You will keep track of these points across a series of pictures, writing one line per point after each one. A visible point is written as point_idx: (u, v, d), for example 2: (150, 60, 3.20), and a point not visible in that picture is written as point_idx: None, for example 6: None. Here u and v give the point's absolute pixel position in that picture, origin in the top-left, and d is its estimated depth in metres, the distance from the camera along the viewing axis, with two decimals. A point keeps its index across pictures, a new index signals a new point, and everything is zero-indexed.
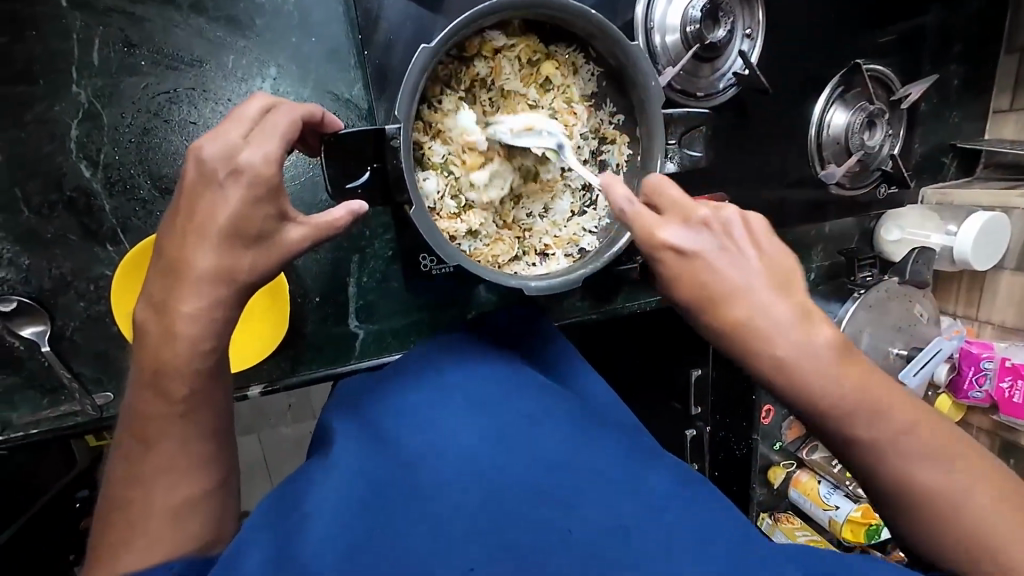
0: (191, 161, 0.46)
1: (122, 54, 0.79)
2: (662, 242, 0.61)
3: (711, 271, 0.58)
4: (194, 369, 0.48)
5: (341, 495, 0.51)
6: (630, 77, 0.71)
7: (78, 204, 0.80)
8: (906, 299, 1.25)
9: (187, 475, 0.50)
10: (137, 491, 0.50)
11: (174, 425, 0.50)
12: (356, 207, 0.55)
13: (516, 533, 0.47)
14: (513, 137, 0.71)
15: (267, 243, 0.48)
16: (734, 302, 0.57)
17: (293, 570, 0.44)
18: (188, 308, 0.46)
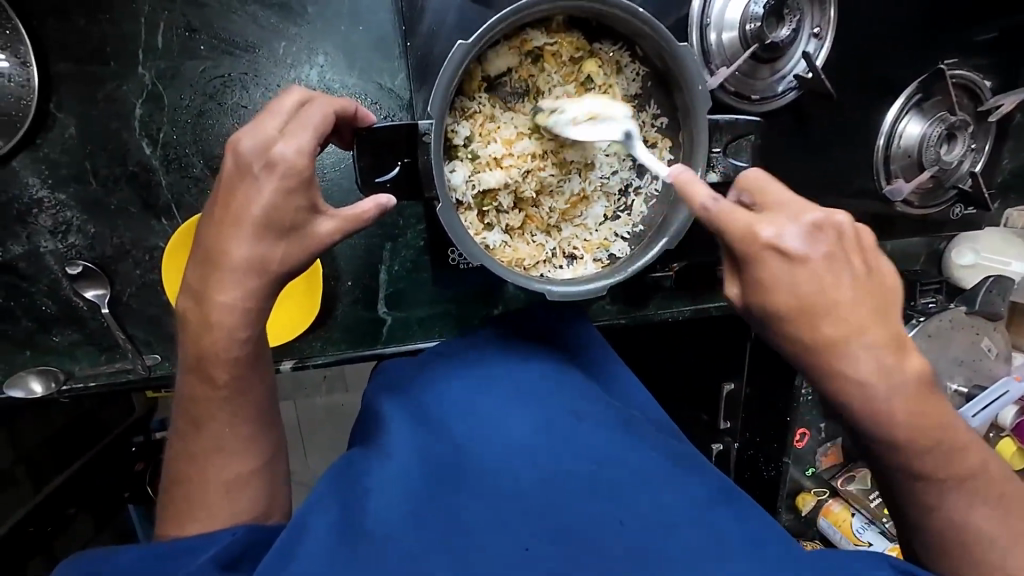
0: (229, 152, 0.47)
1: (184, 38, 0.83)
2: (764, 242, 0.50)
3: (816, 280, 0.49)
4: (230, 355, 0.50)
5: (400, 473, 0.58)
6: (676, 78, 0.68)
7: (139, 178, 0.86)
8: (973, 331, 1.14)
9: (235, 455, 0.54)
10: (192, 468, 0.53)
11: (214, 406, 0.52)
12: (385, 201, 0.55)
13: (567, 521, 0.52)
14: (574, 127, 0.68)
15: (299, 235, 0.49)
16: (830, 319, 0.49)
17: (361, 537, 0.50)
18: (224, 298, 0.48)
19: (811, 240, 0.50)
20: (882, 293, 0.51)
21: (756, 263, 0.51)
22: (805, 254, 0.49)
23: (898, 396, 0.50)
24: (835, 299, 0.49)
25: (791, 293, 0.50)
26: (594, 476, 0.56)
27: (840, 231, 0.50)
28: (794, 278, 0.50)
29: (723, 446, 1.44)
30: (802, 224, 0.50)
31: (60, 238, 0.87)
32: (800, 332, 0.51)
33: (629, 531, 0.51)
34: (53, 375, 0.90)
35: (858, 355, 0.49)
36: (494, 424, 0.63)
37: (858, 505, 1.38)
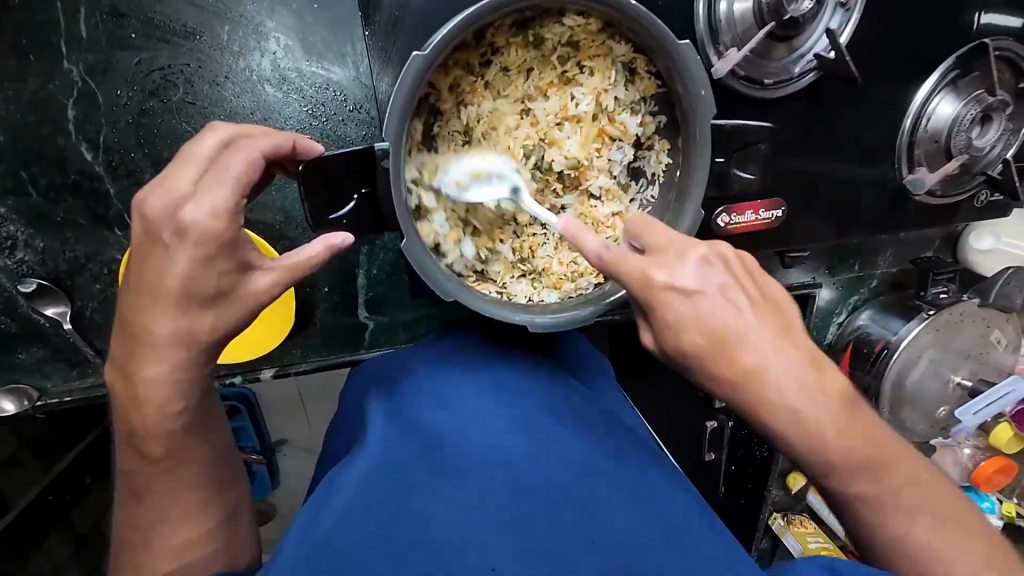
0: (137, 216, 0.40)
1: (111, 25, 0.72)
2: (661, 285, 0.51)
3: (714, 310, 0.51)
4: (169, 430, 0.46)
5: (370, 470, 0.54)
6: (672, 76, 0.58)
7: (83, 187, 0.78)
8: (983, 324, 1.10)
9: (186, 519, 0.50)
10: (138, 534, 0.50)
11: (159, 478, 0.49)
12: (334, 241, 0.48)
13: (543, 534, 0.49)
14: (461, 192, 0.60)
15: (229, 300, 0.43)
16: (747, 347, 0.51)
17: (321, 549, 0.47)
18: (153, 373, 0.43)
19: (727, 294, 0.51)
20: (778, 309, 0.53)
21: (659, 302, 0.52)
22: (703, 289, 0.51)
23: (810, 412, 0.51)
24: (727, 327, 0.51)
25: (701, 328, 0.51)
26: (577, 486, 0.53)
27: (723, 256, 0.53)
28: (702, 316, 0.51)
29: (717, 423, 1.41)
30: (689, 260, 0.52)
31: (8, 254, 0.80)
32: (714, 362, 0.52)
33: (608, 552, 0.49)
34: (26, 393, 0.87)
35: (721, 320, 0.51)
36: (472, 420, 0.59)
37: None
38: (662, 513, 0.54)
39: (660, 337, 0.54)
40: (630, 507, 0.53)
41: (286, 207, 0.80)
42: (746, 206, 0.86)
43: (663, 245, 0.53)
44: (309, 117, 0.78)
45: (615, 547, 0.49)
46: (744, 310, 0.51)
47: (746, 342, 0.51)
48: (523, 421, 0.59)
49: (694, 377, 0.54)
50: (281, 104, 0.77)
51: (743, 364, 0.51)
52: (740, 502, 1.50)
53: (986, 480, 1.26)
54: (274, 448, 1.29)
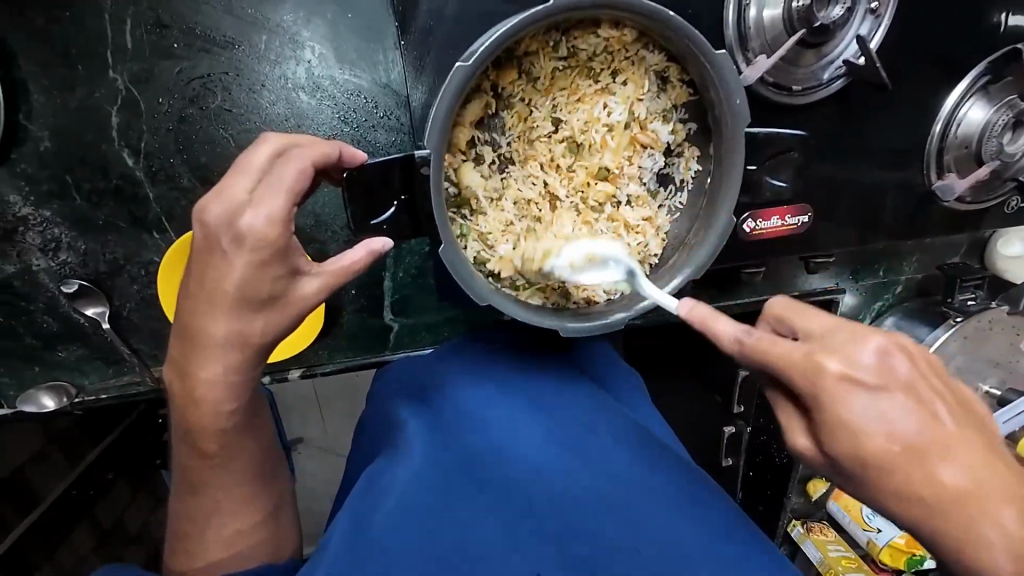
0: (196, 222, 0.42)
1: (155, 35, 0.74)
2: (830, 378, 0.41)
3: (900, 423, 0.40)
4: (222, 428, 0.48)
5: (410, 471, 0.55)
6: (706, 84, 0.59)
7: (125, 191, 0.81)
8: (1012, 331, 1.08)
9: (235, 513, 0.52)
10: (189, 526, 0.52)
11: (209, 473, 0.50)
12: (377, 247, 0.49)
13: (578, 544, 0.50)
14: (575, 274, 0.63)
15: (281, 303, 0.45)
16: (948, 466, 0.40)
17: (365, 547, 0.49)
18: (207, 373, 0.45)
19: (885, 398, 0.41)
20: (980, 422, 0.42)
21: (829, 395, 0.42)
22: (884, 384, 0.41)
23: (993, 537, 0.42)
24: (915, 443, 0.40)
25: (889, 438, 0.40)
26: (609, 494, 0.54)
27: (919, 364, 0.42)
28: (880, 433, 0.41)
29: (736, 430, 1.40)
30: (860, 366, 0.41)
31: (51, 255, 0.83)
32: (898, 479, 0.41)
33: (642, 559, 0.49)
34: (65, 389, 0.91)
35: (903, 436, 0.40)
36: (506, 428, 0.60)
37: None
38: (694, 516, 0.54)
39: (825, 441, 0.43)
40: (663, 512, 0.53)
41: (317, 211, 0.81)
42: (771, 211, 0.86)
43: (823, 330, 0.44)
44: (342, 123, 0.80)
45: (649, 555, 0.50)
46: (948, 427, 0.40)
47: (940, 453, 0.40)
48: (554, 433, 0.60)
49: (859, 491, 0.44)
50: (314, 111, 0.79)
51: (944, 484, 0.40)
52: (758, 508, 1.49)
53: None
54: (292, 446, 1.32)
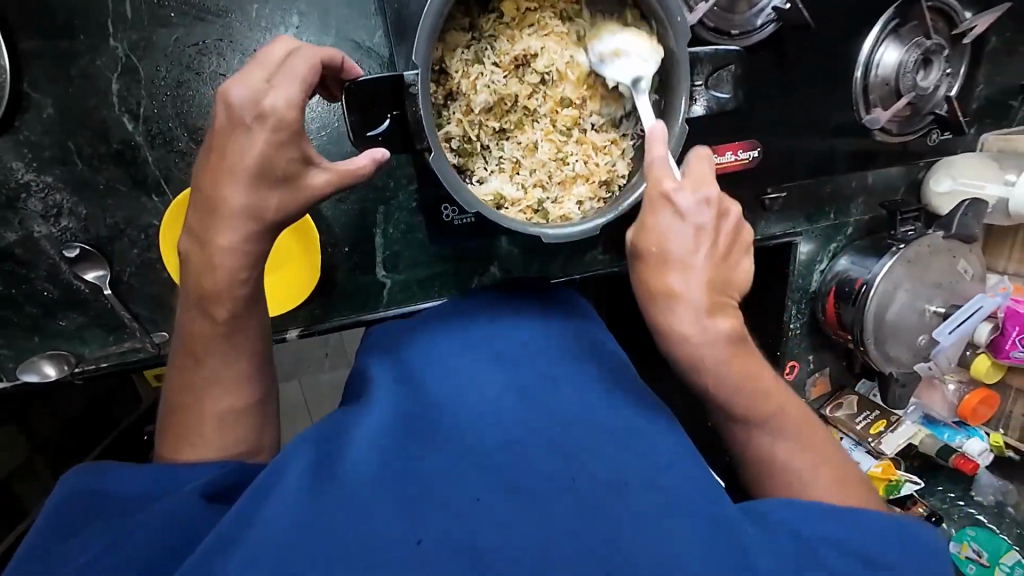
0: (221, 104, 0.48)
1: (153, 5, 0.80)
2: (662, 196, 0.67)
3: (676, 237, 0.67)
4: (235, 297, 0.54)
5: (374, 429, 0.60)
6: (653, 14, 0.68)
7: (125, 155, 0.86)
8: (950, 254, 1.20)
9: (232, 388, 0.59)
10: (189, 398, 0.58)
11: (217, 342, 0.57)
12: (379, 155, 0.56)
13: (525, 474, 0.53)
14: (599, 63, 0.71)
15: (291, 184, 0.52)
16: (675, 274, 0.67)
17: (329, 484, 0.52)
18: (225, 240, 0.51)
19: (681, 218, 0.67)
20: (727, 251, 0.69)
21: (658, 213, 0.67)
22: (692, 212, 0.67)
23: (720, 354, 0.66)
24: (678, 255, 0.67)
25: (668, 240, 0.67)
26: (559, 434, 0.58)
27: (720, 205, 0.68)
28: (666, 237, 0.67)
29: None
30: (697, 195, 0.67)
31: (53, 221, 0.86)
32: (651, 272, 0.68)
33: (583, 489, 0.52)
34: (65, 357, 0.92)
35: (663, 247, 0.67)
36: (468, 389, 0.66)
37: (845, 429, 1.44)
38: (646, 454, 0.58)
39: (638, 239, 0.69)
40: (613, 448, 0.57)
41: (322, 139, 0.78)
42: (725, 147, 0.98)
43: (695, 176, 0.68)
44: None
45: (592, 484, 0.53)
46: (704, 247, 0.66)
47: (682, 267, 0.66)
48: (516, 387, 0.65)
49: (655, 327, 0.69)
50: None
51: (668, 283, 0.67)
52: None
53: (971, 411, 1.35)
54: None
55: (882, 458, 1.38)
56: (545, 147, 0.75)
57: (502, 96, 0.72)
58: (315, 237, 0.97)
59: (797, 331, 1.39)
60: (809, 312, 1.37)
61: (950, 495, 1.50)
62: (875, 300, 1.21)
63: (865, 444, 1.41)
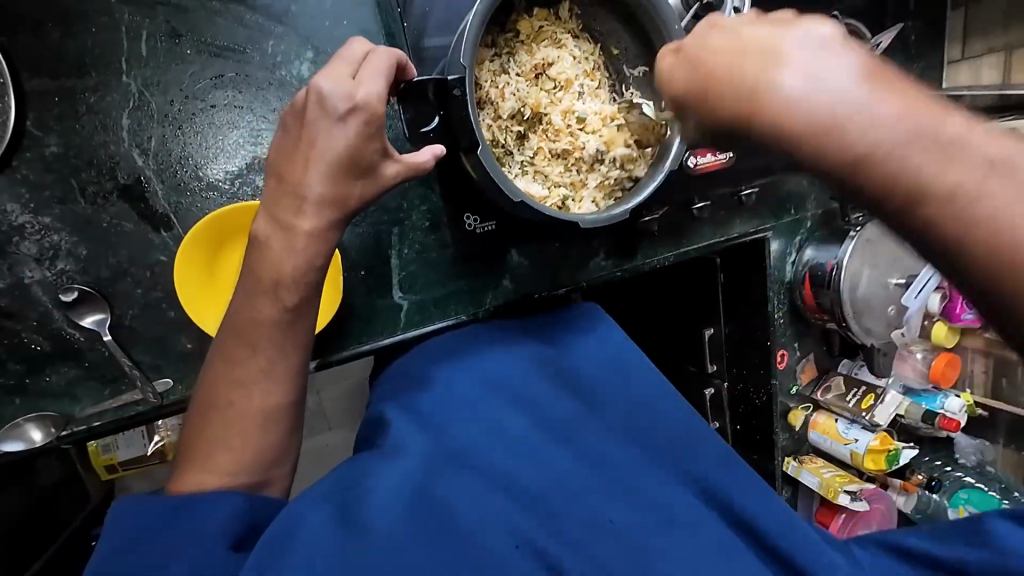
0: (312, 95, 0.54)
1: (168, 44, 0.82)
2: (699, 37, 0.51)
3: (763, 44, 0.47)
4: (305, 281, 0.57)
5: (404, 474, 0.67)
6: (653, 27, 0.78)
7: (134, 190, 0.83)
8: (896, 233, 1.40)
9: (279, 383, 0.62)
10: (235, 395, 0.61)
11: (277, 329, 0.60)
12: (438, 151, 0.60)
13: (555, 519, 0.66)
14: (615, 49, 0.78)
15: (372, 175, 0.55)
16: (781, 77, 0.46)
17: (362, 525, 0.59)
18: (307, 226, 0.57)
19: (763, 24, 0.49)
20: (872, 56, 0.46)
21: (705, 46, 0.50)
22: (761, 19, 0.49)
23: (961, 172, 0.41)
24: (761, 75, 0.47)
25: (732, 47, 0.49)
26: (581, 480, 0.71)
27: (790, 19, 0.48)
28: (733, 41, 0.49)
29: (714, 388, 1.60)
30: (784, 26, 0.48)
31: (48, 264, 0.81)
32: (733, 95, 0.48)
33: (602, 531, 0.65)
34: (53, 419, 0.83)
35: (784, 66, 0.46)
36: (495, 432, 0.76)
37: (839, 410, 1.53)
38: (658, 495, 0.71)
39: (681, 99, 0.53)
40: (625, 490, 0.71)
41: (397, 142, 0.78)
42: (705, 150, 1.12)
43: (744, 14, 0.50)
44: None
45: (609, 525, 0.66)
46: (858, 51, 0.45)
47: (781, 80, 0.46)
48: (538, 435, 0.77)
49: (819, 156, 0.45)
50: None
51: (763, 86, 0.46)
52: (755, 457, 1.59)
53: (942, 374, 1.49)
54: None
55: (877, 431, 1.49)
56: (569, 142, 0.79)
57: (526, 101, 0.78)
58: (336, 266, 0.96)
59: (782, 321, 1.49)
60: (789, 303, 1.48)
61: (937, 463, 1.55)
62: (845, 279, 1.36)
63: (860, 420, 1.51)
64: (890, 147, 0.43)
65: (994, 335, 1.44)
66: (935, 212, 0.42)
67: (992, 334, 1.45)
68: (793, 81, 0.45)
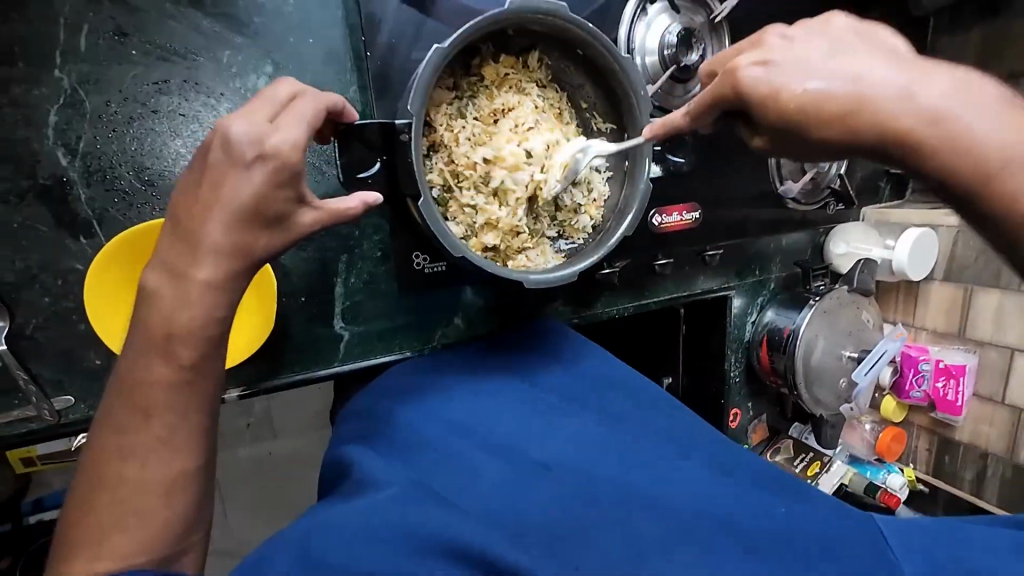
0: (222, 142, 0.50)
1: (112, 42, 0.77)
2: (733, 66, 0.64)
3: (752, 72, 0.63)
4: (203, 335, 0.51)
5: (368, 502, 0.62)
6: (621, 90, 0.77)
7: (53, 192, 0.77)
8: (853, 306, 1.39)
9: (181, 450, 0.54)
10: (128, 471, 0.52)
11: (175, 390, 0.52)
12: (370, 198, 0.57)
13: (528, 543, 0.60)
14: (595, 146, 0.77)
15: (282, 225, 0.51)
16: (794, 80, 0.61)
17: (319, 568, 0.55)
18: (204, 276, 0.50)
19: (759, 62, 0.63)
20: (835, 88, 0.60)
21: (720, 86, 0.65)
22: (770, 54, 0.64)
23: (886, 104, 0.60)
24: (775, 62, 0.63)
25: (756, 77, 0.63)
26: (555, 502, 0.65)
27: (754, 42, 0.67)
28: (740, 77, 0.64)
29: None
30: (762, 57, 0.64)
31: None
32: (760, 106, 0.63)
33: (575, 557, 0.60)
34: None
35: (811, 81, 0.61)
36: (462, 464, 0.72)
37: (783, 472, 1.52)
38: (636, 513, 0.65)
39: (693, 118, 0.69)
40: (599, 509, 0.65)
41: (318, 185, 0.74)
42: (672, 208, 1.12)
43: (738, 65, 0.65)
44: None
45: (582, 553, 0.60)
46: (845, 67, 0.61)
47: (791, 75, 0.62)
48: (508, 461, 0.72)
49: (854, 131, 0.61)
50: None
51: (803, 84, 0.61)
52: None
53: (886, 448, 1.50)
54: None
55: None
56: (515, 187, 0.75)
57: (482, 146, 0.73)
58: (273, 294, 0.90)
59: (737, 380, 1.48)
60: (745, 361, 1.47)
61: None
62: (800, 347, 1.35)
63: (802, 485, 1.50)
64: (845, 98, 0.60)
65: (939, 416, 1.46)
66: (864, 133, 0.61)
67: (937, 414, 1.47)
68: (781, 82, 0.62)
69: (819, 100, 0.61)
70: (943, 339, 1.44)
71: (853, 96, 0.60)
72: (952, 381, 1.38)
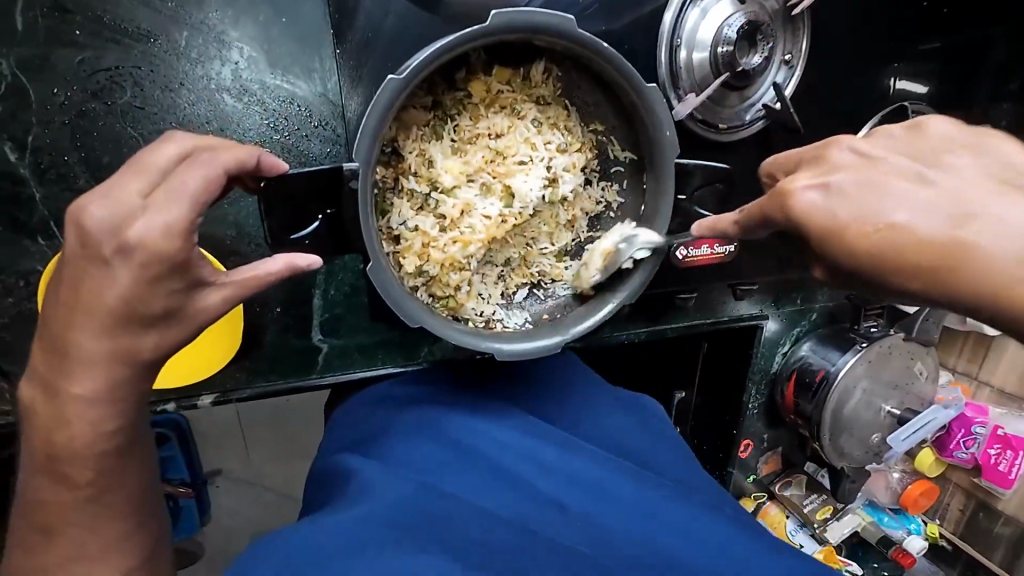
0: (75, 225, 0.40)
1: (56, 20, 0.67)
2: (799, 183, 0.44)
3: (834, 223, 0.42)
4: (95, 449, 0.44)
5: (341, 524, 0.49)
6: (641, 122, 0.61)
7: (5, 190, 0.71)
8: (908, 356, 1.20)
9: (104, 558, 0.45)
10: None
11: (82, 507, 0.44)
12: (299, 261, 0.46)
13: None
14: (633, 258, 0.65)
15: (174, 320, 0.43)
16: (904, 218, 0.40)
17: None
18: (82, 390, 0.42)
19: (836, 184, 0.43)
20: (929, 250, 0.39)
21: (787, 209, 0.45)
22: (855, 166, 0.43)
23: (996, 247, 0.38)
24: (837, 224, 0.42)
25: (861, 223, 0.41)
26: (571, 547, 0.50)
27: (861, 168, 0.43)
28: (818, 210, 0.43)
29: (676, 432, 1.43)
30: (859, 186, 0.42)
31: None
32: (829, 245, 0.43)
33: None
34: None
35: (893, 232, 0.40)
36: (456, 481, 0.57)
37: (792, 509, 1.40)
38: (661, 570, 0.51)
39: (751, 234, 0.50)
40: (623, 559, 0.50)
41: (240, 221, 0.78)
42: (701, 240, 0.93)
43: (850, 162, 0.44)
44: (271, 130, 0.75)
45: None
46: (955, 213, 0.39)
47: (887, 224, 0.40)
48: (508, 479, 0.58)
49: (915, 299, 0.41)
50: (241, 116, 0.74)
51: (891, 225, 0.40)
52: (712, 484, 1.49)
53: (911, 501, 1.32)
54: (206, 479, 1.12)
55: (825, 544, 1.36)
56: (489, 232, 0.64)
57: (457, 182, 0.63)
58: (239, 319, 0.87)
59: (755, 411, 1.35)
60: (768, 393, 1.33)
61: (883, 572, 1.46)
62: (833, 396, 1.19)
63: (810, 527, 1.38)
64: (940, 241, 0.39)
65: (983, 483, 1.30)
66: (952, 292, 0.39)
67: (981, 481, 1.30)
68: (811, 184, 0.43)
69: (888, 232, 0.40)
70: (1009, 402, 1.23)
71: (942, 236, 0.39)
72: (1008, 452, 1.21)
